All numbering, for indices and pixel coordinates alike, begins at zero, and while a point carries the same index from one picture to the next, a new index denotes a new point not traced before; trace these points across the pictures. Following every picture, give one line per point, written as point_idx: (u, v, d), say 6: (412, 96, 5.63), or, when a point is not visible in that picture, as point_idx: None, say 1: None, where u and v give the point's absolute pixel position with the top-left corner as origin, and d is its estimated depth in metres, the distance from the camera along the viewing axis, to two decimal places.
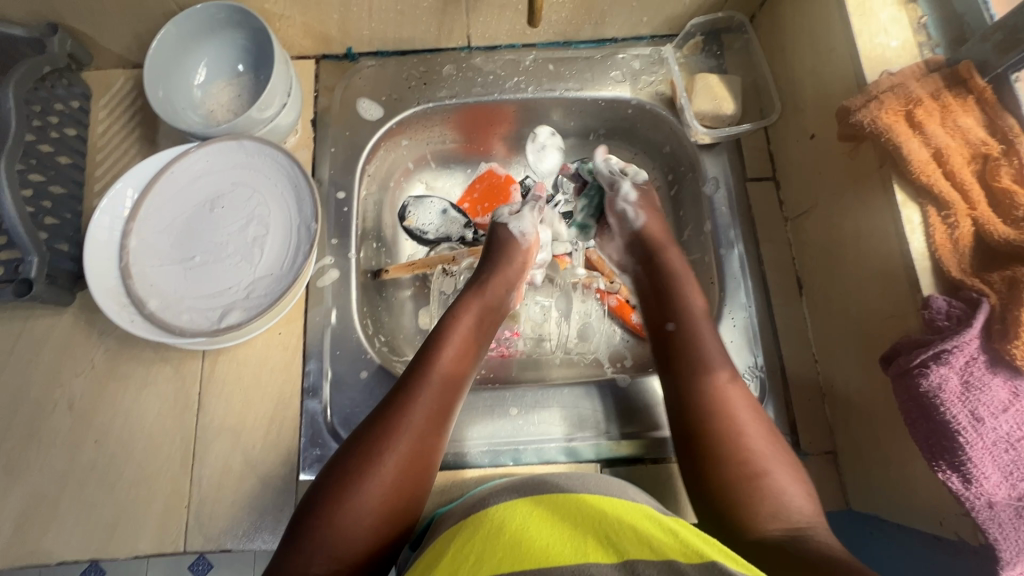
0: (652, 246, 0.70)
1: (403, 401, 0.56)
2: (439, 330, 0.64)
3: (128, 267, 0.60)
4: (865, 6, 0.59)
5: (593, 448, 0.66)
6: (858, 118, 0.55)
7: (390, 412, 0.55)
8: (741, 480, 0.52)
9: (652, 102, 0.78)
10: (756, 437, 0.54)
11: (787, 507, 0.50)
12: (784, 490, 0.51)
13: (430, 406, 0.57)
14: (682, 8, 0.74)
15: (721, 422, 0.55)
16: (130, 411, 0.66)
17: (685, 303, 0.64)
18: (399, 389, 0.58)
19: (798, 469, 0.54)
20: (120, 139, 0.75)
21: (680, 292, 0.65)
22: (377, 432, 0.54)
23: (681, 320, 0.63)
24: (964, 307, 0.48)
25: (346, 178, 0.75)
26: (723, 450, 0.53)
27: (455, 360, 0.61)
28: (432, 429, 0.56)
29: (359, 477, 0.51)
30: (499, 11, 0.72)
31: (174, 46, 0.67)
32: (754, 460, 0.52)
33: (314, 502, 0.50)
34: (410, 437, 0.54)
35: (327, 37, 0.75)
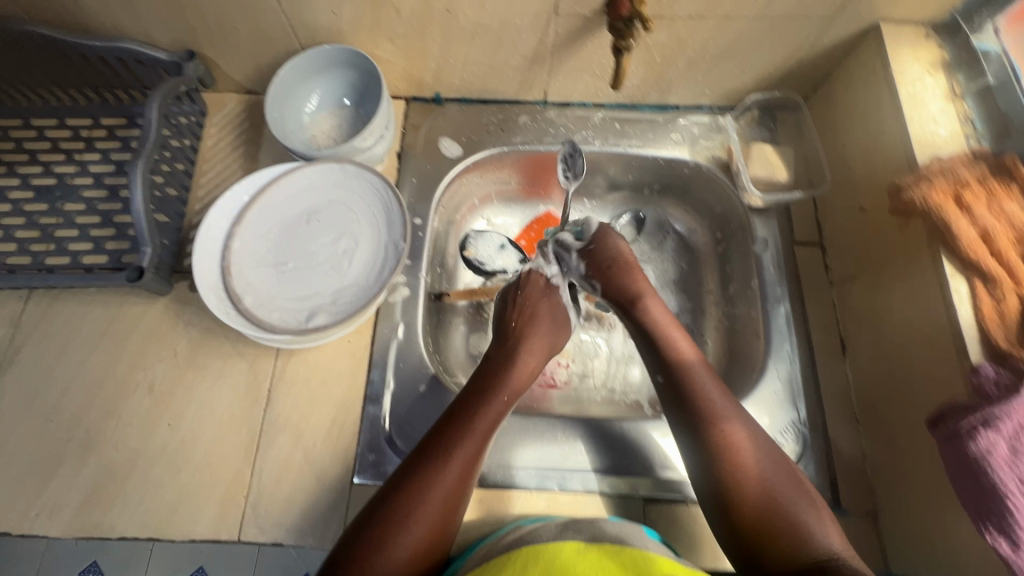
0: (627, 294, 0.74)
1: (422, 482, 0.57)
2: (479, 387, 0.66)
3: (230, 266, 0.66)
4: (916, 97, 0.66)
5: (633, 484, 0.68)
6: (910, 195, 0.60)
7: (431, 462, 0.58)
8: (763, 514, 0.56)
9: (708, 164, 0.84)
10: (777, 483, 0.57)
11: (815, 536, 0.54)
12: (812, 524, 0.55)
13: (463, 465, 0.59)
14: (742, 84, 0.82)
15: (733, 472, 0.58)
16: (202, 400, 0.70)
17: (671, 348, 0.68)
18: (421, 464, 0.59)
19: (818, 501, 0.58)
20: (226, 153, 0.84)
21: (664, 334, 0.69)
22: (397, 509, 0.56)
23: (668, 370, 0.67)
24: (1012, 376, 0.51)
25: (424, 206, 0.82)
26: (742, 501, 0.57)
27: (475, 450, 0.61)
28: (450, 512, 0.57)
29: (390, 533, 0.54)
30: (578, 72, 0.81)
31: (294, 79, 0.77)
32: (780, 499, 0.56)
33: (364, 537, 0.54)
34: (442, 491, 0.57)
35: (421, 82, 0.84)
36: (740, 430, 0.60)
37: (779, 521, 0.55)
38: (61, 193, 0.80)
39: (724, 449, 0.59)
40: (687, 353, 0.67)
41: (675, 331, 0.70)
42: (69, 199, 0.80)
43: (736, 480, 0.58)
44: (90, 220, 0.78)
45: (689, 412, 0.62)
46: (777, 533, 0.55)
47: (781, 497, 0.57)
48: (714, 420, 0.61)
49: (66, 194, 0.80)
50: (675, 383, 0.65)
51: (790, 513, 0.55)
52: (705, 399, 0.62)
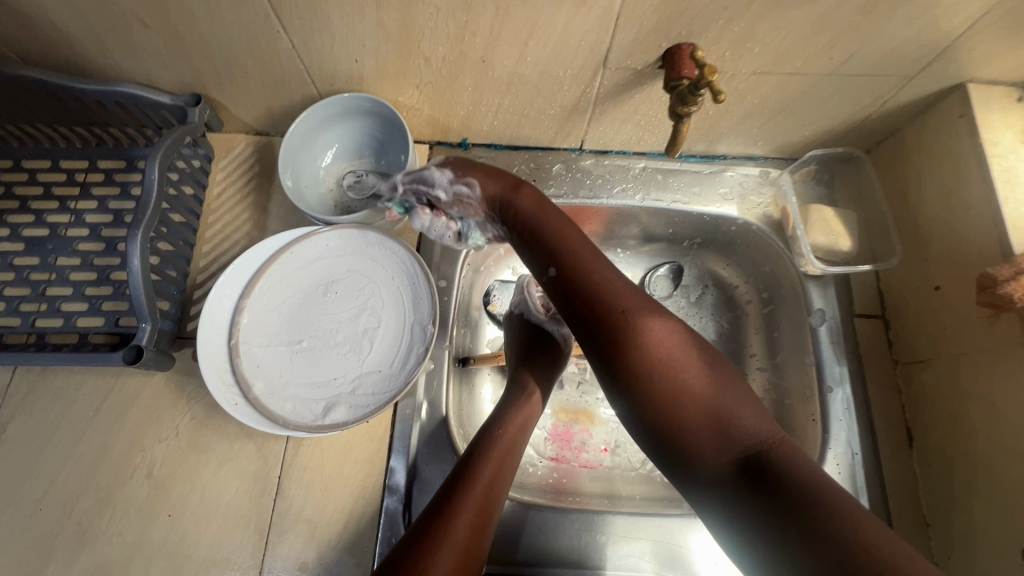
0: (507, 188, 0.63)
1: (444, 517, 0.53)
2: (482, 438, 0.62)
3: (237, 346, 0.60)
4: (1010, 171, 0.59)
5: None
6: (1008, 291, 0.53)
7: (455, 492, 0.56)
8: (678, 415, 0.53)
9: (759, 223, 0.77)
10: (685, 363, 0.54)
11: (736, 431, 0.51)
12: (733, 409, 0.52)
13: (472, 521, 0.54)
14: (800, 137, 0.75)
15: (641, 371, 0.54)
16: (206, 487, 0.64)
17: (561, 238, 0.59)
18: (442, 502, 0.55)
19: (738, 387, 0.54)
20: (234, 203, 0.77)
21: (550, 224, 0.60)
22: (419, 553, 0.50)
23: (560, 262, 0.58)
24: None
25: (449, 266, 0.74)
26: (663, 397, 0.53)
27: (496, 474, 0.59)
28: (473, 553, 0.53)
29: None
30: (620, 122, 0.73)
31: (309, 131, 0.70)
32: (695, 394, 0.53)
33: None
34: (456, 552, 0.51)
35: (447, 127, 0.77)
36: (655, 314, 0.55)
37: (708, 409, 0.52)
38: (53, 246, 0.73)
39: (635, 343, 0.54)
40: (576, 237, 0.59)
41: (560, 217, 0.61)
42: (62, 253, 0.73)
43: (644, 378, 0.54)
44: (85, 278, 0.72)
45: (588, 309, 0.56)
46: (694, 429, 0.52)
47: (694, 380, 0.53)
48: (614, 320, 0.55)
49: (59, 247, 0.73)
50: (569, 278, 0.57)
51: (712, 398, 0.53)
52: (607, 288, 0.56)
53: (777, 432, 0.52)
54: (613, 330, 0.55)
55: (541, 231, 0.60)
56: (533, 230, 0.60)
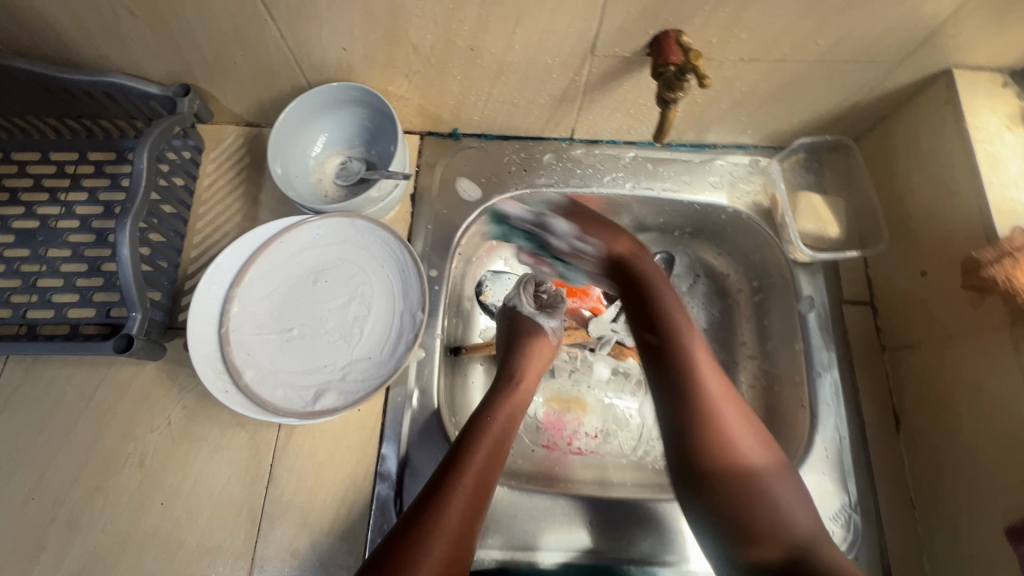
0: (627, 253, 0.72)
1: (435, 505, 0.55)
2: (470, 426, 0.63)
3: (227, 334, 0.60)
4: (994, 156, 0.59)
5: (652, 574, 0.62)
6: (991, 273, 0.54)
7: (444, 480, 0.57)
8: (734, 500, 0.57)
9: (749, 212, 0.77)
10: (753, 445, 0.59)
11: (783, 514, 0.56)
12: (785, 499, 0.57)
13: (464, 509, 0.55)
14: (790, 125, 0.75)
15: (712, 455, 0.58)
16: (198, 476, 0.64)
17: (671, 317, 0.67)
18: (432, 489, 0.57)
19: (790, 473, 0.59)
20: (224, 194, 0.77)
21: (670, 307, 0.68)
22: (410, 539, 0.52)
23: (661, 333, 0.66)
24: None
25: (440, 256, 0.75)
26: (718, 476, 0.58)
27: (486, 462, 0.59)
28: (465, 540, 0.54)
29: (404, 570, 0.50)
30: (610, 111, 0.73)
31: (299, 120, 0.69)
32: (752, 474, 0.57)
33: None
34: (445, 539, 0.53)
35: (437, 117, 0.77)
36: (731, 405, 0.61)
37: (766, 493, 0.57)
38: (43, 238, 0.73)
39: (709, 418, 0.60)
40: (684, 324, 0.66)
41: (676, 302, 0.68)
42: (52, 244, 0.73)
43: (716, 453, 0.58)
44: (75, 269, 0.72)
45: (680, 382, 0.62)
46: (750, 516, 0.56)
47: (767, 471, 0.58)
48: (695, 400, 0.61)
49: (49, 238, 0.73)
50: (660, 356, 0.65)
51: (770, 483, 0.57)
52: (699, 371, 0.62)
53: (822, 532, 0.56)
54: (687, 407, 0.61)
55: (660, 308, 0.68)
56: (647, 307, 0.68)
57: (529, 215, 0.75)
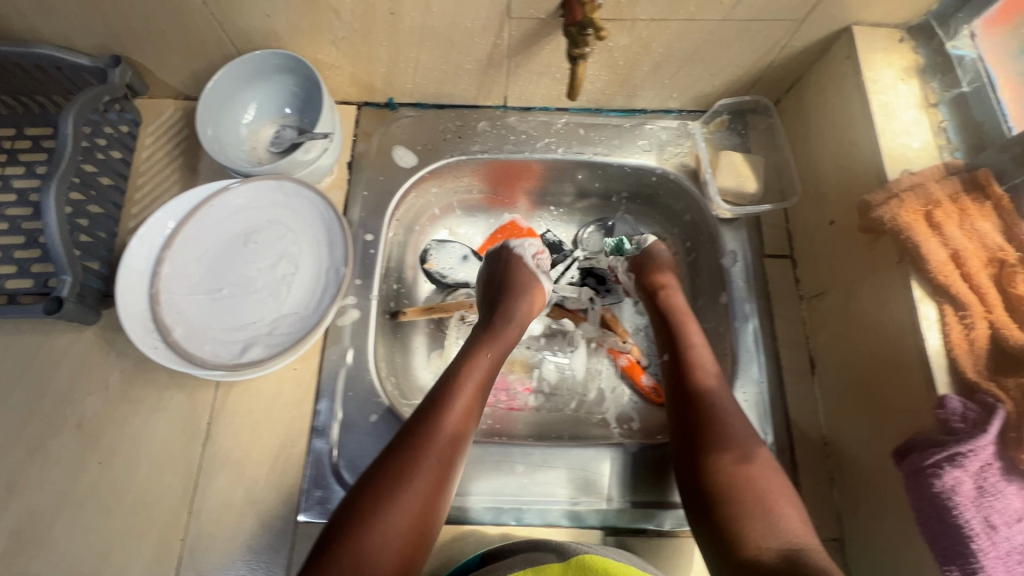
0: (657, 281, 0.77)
1: (429, 423, 0.58)
2: (454, 370, 0.64)
3: (157, 294, 0.61)
4: (888, 106, 0.63)
5: (655, 518, 0.65)
6: (879, 214, 0.57)
7: (435, 401, 0.60)
8: (727, 497, 0.56)
9: (676, 172, 0.80)
10: (746, 448, 0.59)
11: (780, 525, 0.53)
12: (781, 507, 0.55)
13: (454, 429, 0.58)
14: (712, 87, 0.78)
15: (709, 453, 0.59)
16: (136, 436, 0.66)
17: (685, 333, 0.70)
18: (424, 411, 0.60)
19: (794, 498, 0.56)
20: (163, 166, 0.78)
21: (681, 322, 0.71)
22: (407, 452, 0.55)
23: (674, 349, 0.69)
24: (980, 410, 0.49)
25: (376, 221, 0.77)
26: (714, 476, 0.57)
27: (473, 389, 0.62)
28: (454, 458, 0.57)
29: (396, 483, 0.53)
30: (537, 77, 0.76)
31: (229, 88, 0.71)
32: (751, 481, 0.56)
33: (364, 495, 0.52)
34: (427, 476, 0.54)
35: (371, 86, 0.79)
36: (730, 417, 0.62)
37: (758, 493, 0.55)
38: None
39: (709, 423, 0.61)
40: (697, 344, 0.69)
41: (690, 321, 0.72)
42: None
43: (711, 446, 0.59)
44: (12, 241, 0.72)
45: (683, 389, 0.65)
46: (741, 513, 0.54)
47: (760, 476, 0.57)
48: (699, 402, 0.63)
49: None
50: (676, 368, 0.68)
51: (769, 489, 0.56)
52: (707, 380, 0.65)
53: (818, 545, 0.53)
54: (693, 413, 0.63)
55: (674, 323, 0.72)
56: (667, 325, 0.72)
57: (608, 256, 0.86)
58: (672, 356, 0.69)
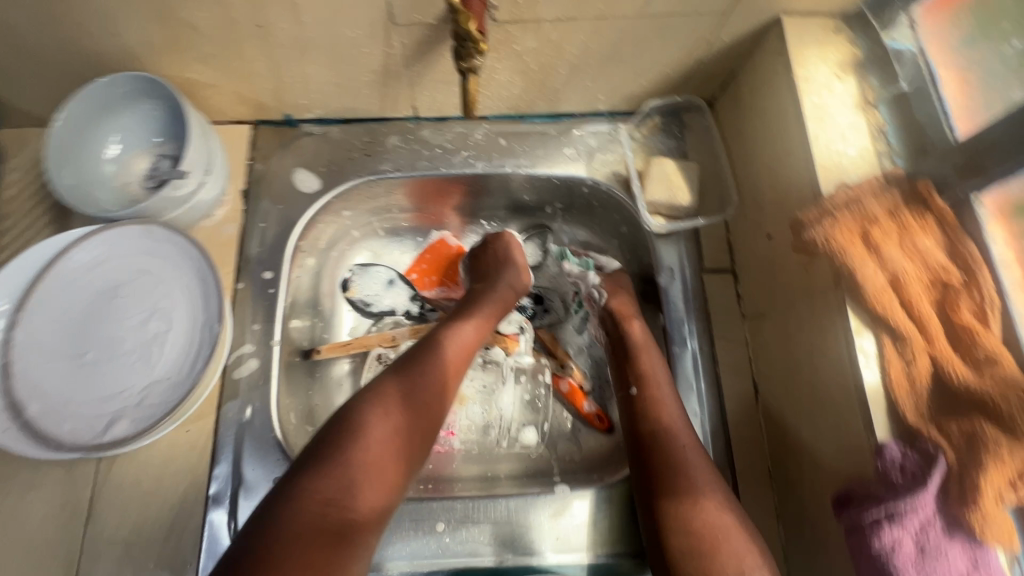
0: (621, 314, 0.69)
1: (427, 349, 0.59)
2: (443, 328, 0.63)
3: (8, 364, 0.53)
4: (822, 109, 0.56)
5: (624, 563, 0.60)
6: (811, 235, 0.51)
7: (434, 336, 0.61)
8: (694, 555, 0.50)
9: (607, 182, 0.73)
10: (708, 497, 0.53)
11: None
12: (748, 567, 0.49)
13: (447, 365, 0.59)
14: (639, 87, 0.71)
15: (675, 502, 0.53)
16: (8, 520, 0.59)
17: (648, 368, 0.63)
18: (423, 342, 0.61)
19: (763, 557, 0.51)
20: (29, 206, 0.69)
21: (644, 357, 0.64)
22: (400, 371, 0.56)
23: (642, 383, 0.62)
24: (920, 460, 0.44)
25: (276, 256, 0.69)
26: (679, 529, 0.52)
27: (466, 341, 0.63)
28: (446, 388, 0.58)
29: (387, 398, 0.53)
30: (445, 85, 0.68)
31: (86, 118, 0.62)
32: (719, 536, 0.50)
33: (352, 411, 0.52)
34: (411, 410, 0.53)
35: (261, 104, 0.70)
36: (699, 467, 0.55)
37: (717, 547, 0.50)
38: None
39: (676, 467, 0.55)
40: (661, 382, 0.62)
41: (655, 356, 0.65)
42: None
43: (677, 492, 0.53)
44: None
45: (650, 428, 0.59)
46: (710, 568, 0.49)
47: (722, 528, 0.51)
48: (669, 443, 0.57)
49: None
50: (639, 406, 0.61)
51: (730, 543, 0.50)
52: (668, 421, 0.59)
53: None
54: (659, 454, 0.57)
55: (636, 358, 0.65)
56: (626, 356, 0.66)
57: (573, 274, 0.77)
58: (639, 391, 0.62)
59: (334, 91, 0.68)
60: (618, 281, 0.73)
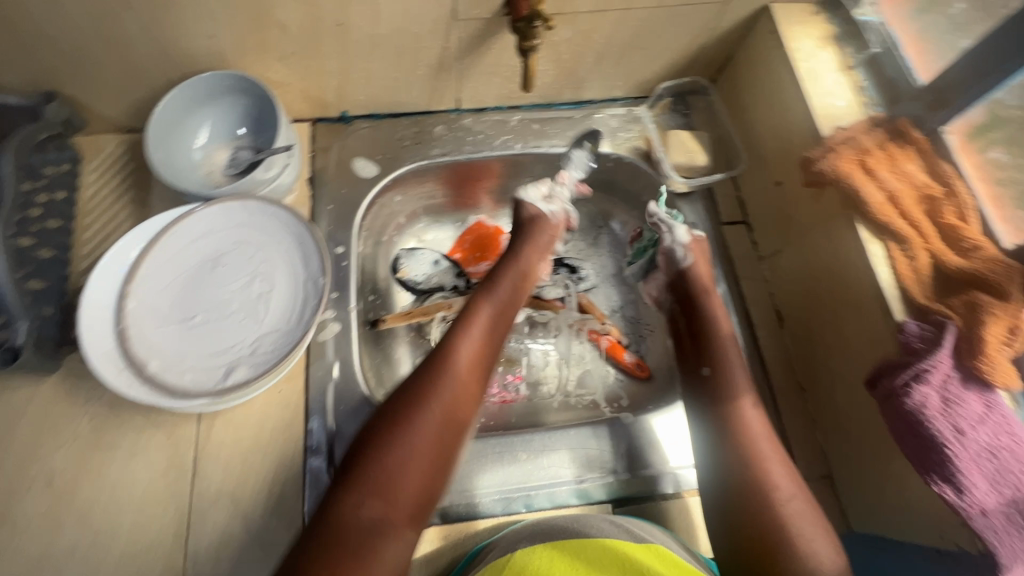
0: (696, 289, 0.72)
1: (449, 344, 0.62)
2: (464, 317, 0.65)
3: (125, 330, 0.58)
4: (813, 72, 0.69)
5: (665, 484, 0.66)
6: (822, 166, 0.62)
7: (455, 328, 0.64)
8: (760, 522, 0.54)
9: (630, 156, 0.84)
10: (782, 481, 0.55)
11: (814, 559, 0.51)
12: (807, 537, 0.52)
13: (473, 359, 0.62)
14: (651, 73, 0.83)
15: (745, 475, 0.56)
16: (116, 484, 0.62)
17: (719, 348, 0.66)
18: (447, 335, 0.63)
19: (828, 527, 0.54)
20: (110, 202, 0.75)
21: (715, 337, 0.67)
22: (424, 371, 0.59)
23: (715, 364, 0.65)
24: (934, 329, 0.54)
25: (345, 233, 0.77)
26: (743, 496, 0.55)
27: (489, 331, 0.65)
28: (474, 381, 0.61)
29: (417, 400, 0.57)
30: (488, 76, 0.78)
31: (175, 113, 0.69)
32: (786, 518, 0.53)
33: (384, 415, 0.56)
34: (440, 409, 0.57)
35: (324, 101, 0.79)
36: (774, 453, 0.57)
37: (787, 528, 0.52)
38: None
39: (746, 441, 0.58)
40: (732, 361, 0.65)
41: (726, 336, 0.68)
42: None
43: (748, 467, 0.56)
44: None
45: (724, 406, 0.61)
46: (768, 535, 0.53)
47: (789, 501, 0.54)
48: (739, 421, 0.60)
49: None
50: (710, 383, 0.64)
51: (793, 519, 0.53)
52: (743, 414, 0.60)
53: None
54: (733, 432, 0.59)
55: (706, 338, 0.68)
56: (694, 337, 0.69)
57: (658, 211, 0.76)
58: (711, 371, 0.65)
59: (392, 84, 0.77)
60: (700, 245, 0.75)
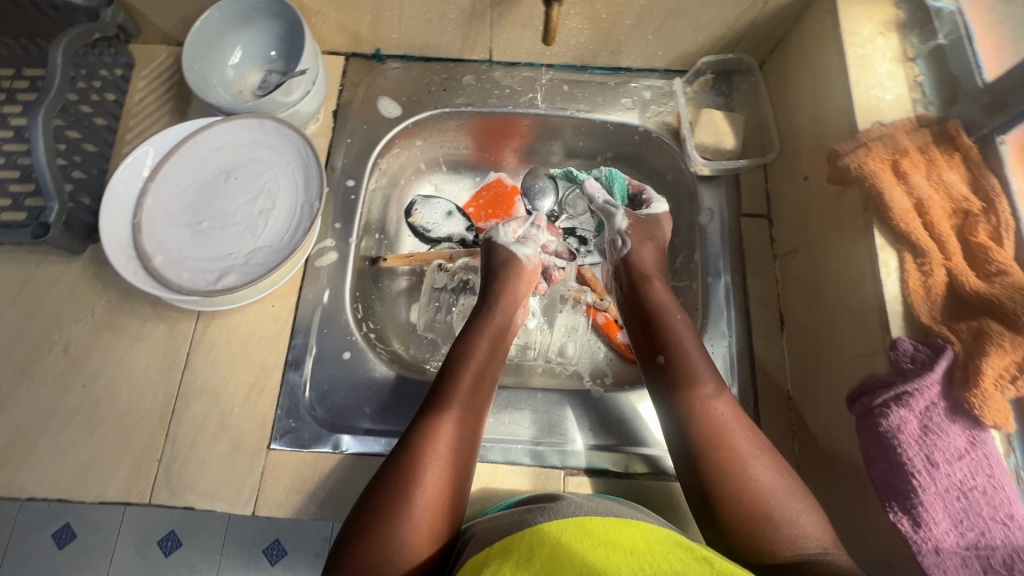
0: (640, 276, 0.70)
1: (439, 400, 0.59)
2: (451, 368, 0.63)
3: (140, 223, 0.63)
4: (864, 59, 0.62)
5: (623, 461, 0.65)
6: (847, 162, 0.57)
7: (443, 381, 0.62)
8: (741, 508, 0.52)
9: (658, 131, 0.80)
10: (755, 459, 0.54)
11: (801, 534, 0.50)
12: (793, 514, 0.51)
13: (463, 410, 0.59)
14: (694, 45, 0.78)
15: (717, 465, 0.54)
16: (119, 362, 0.68)
17: (673, 333, 0.64)
18: (435, 392, 0.61)
19: (806, 495, 0.53)
20: (153, 108, 0.80)
21: (669, 324, 0.65)
22: (417, 433, 0.56)
23: (670, 350, 0.63)
24: (929, 352, 0.49)
25: (358, 168, 0.78)
26: (722, 487, 0.53)
27: (478, 377, 0.63)
28: (468, 433, 0.59)
29: (413, 464, 0.54)
30: (521, 30, 0.77)
31: (214, 29, 0.72)
32: (768, 496, 0.52)
33: (382, 486, 0.53)
34: (438, 469, 0.54)
35: (358, 35, 0.80)
36: (743, 433, 0.56)
37: (769, 519, 0.51)
38: None
39: (714, 438, 0.56)
40: (686, 341, 0.63)
41: (680, 319, 0.65)
42: None
43: (716, 459, 0.54)
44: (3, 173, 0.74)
45: (684, 400, 0.59)
46: (754, 519, 0.51)
47: (766, 480, 0.53)
48: (699, 415, 0.57)
49: None
50: (664, 371, 0.62)
51: (774, 498, 0.52)
52: (700, 395, 0.58)
53: (836, 547, 0.50)
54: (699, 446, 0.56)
55: (661, 328, 0.65)
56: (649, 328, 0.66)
57: (598, 195, 0.77)
58: (666, 359, 0.62)
59: (424, 25, 0.77)
60: (643, 228, 0.74)
